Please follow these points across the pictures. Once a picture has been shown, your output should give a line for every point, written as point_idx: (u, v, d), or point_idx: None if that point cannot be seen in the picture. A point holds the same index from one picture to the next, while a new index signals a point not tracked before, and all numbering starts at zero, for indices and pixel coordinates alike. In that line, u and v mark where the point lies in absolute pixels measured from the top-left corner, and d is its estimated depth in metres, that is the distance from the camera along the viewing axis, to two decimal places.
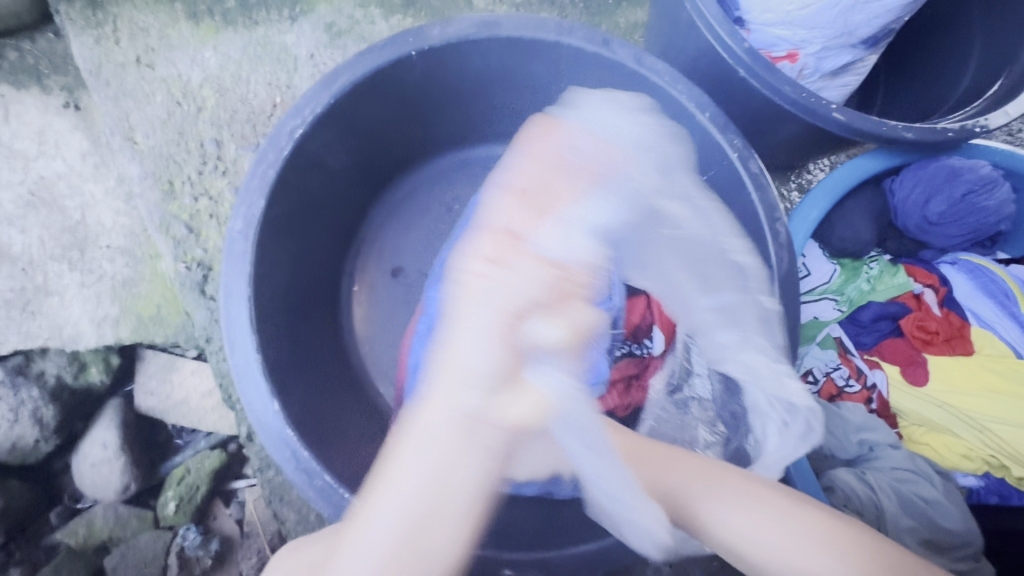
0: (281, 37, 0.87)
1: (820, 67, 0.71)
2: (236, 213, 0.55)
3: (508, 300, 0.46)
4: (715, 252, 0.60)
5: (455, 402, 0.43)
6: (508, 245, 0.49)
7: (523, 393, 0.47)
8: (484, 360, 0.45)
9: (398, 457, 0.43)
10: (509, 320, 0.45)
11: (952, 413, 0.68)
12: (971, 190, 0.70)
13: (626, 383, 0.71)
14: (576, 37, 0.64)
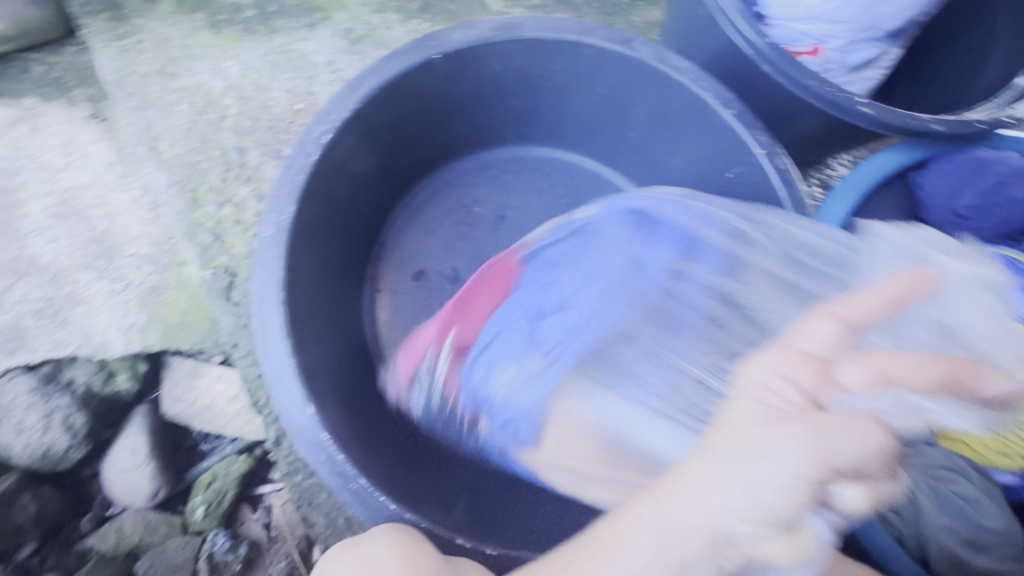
0: (300, 44, 0.88)
1: (844, 61, 0.70)
2: (267, 219, 0.56)
3: (838, 458, 0.35)
4: (1001, 376, 0.44)
5: (708, 519, 0.35)
6: (821, 373, 0.40)
7: (799, 540, 0.36)
8: (776, 498, 0.34)
9: (627, 537, 0.38)
10: (817, 482, 0.34)
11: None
12: (1001, 182, 0.69)
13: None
14: (597, 37, 0.64)
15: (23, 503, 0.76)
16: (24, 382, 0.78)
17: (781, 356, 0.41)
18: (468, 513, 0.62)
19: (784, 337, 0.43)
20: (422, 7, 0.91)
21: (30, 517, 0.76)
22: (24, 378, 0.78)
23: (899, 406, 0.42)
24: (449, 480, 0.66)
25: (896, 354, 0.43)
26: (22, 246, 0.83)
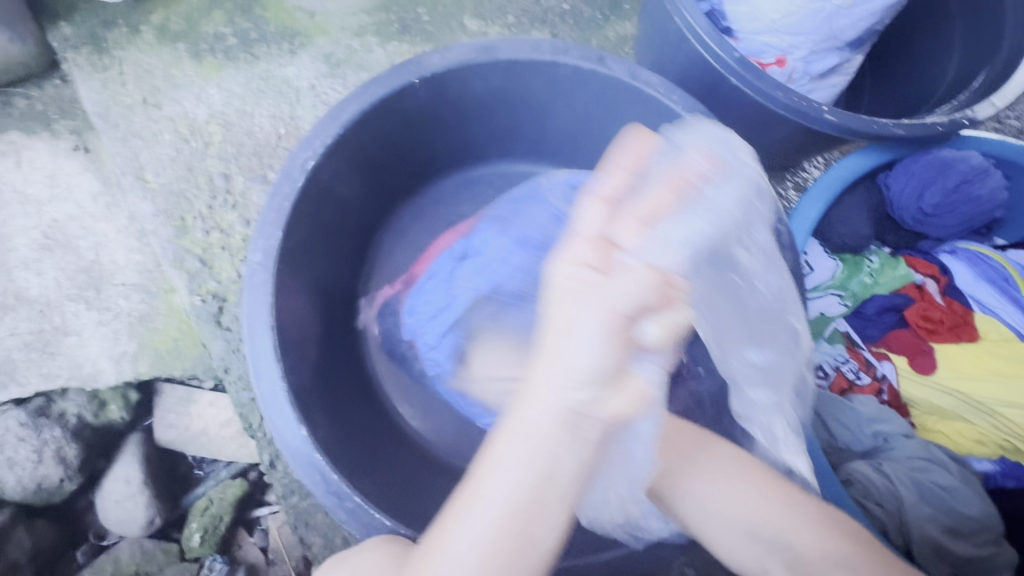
0: (282, 70, 0.89)
1: (808, 70, 0.73)
2: (254, 245, 0.57)
3: (619, 304, 0.39)
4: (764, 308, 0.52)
5: (556, 394, 0.40)
6: (606, 254, 0.39)
7: (631, 390, 0.41)
8: (591, 361, 0.39)
9: (502, 447, 0.42)
10: (615, 326, 0.39)
11: (963, 398, 0.69)
12: (964, 180, 0.72)
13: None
14: (571, 56, 0.67)
15: (18, 538, 0.76)
16: (14, 417, 0.77)
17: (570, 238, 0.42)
18: None
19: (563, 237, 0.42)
20: (401, 30, 0.94)
21: (26, 552, 0.76)
22: (12, 413, 0.78)
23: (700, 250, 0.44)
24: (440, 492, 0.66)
25: (655, 195, 0.40)
26: (10, 280, 0.83)
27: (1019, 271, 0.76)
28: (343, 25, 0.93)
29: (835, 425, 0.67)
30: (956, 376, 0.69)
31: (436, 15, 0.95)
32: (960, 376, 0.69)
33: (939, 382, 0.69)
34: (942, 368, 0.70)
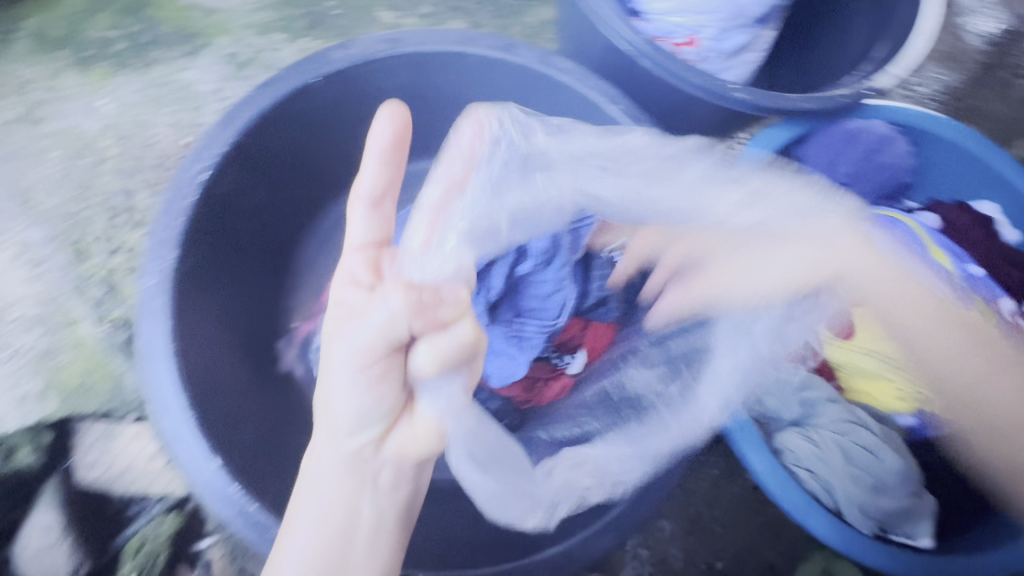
0: (181, 75, 0.83)
1: (721, 48, 0.73)
2: (147, 269, 0.52)
3: (365, 340, 0.45)
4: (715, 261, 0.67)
5: (336, 447, 0.48)
6: (375, 260, 0.52)
7: (413, 424, 0.50)
8: (353, 406, 0.47)
9: (298, 500, 0.48)
10: (366, 363, 0.46)
11: (881, 360, 0.72)
12: (869, 149, 0.76)
13: (535, 382, 0.71)
14: (481, 45, 0.65)
15: None
16: None
17: (339, 275, 0.52)
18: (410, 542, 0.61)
19: (347, 238, 0.54)
20: (309, 24, 0.89)
21: None
22: None
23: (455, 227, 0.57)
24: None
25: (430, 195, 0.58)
26: None
27: (927, 232, 0.79)
28: (245, 22, 0.87)
29: (766, 398, 0.69)
30: (876, 341, 0.72)
31: (347, 7, 0.91)
32: (879, 339, 0.72)
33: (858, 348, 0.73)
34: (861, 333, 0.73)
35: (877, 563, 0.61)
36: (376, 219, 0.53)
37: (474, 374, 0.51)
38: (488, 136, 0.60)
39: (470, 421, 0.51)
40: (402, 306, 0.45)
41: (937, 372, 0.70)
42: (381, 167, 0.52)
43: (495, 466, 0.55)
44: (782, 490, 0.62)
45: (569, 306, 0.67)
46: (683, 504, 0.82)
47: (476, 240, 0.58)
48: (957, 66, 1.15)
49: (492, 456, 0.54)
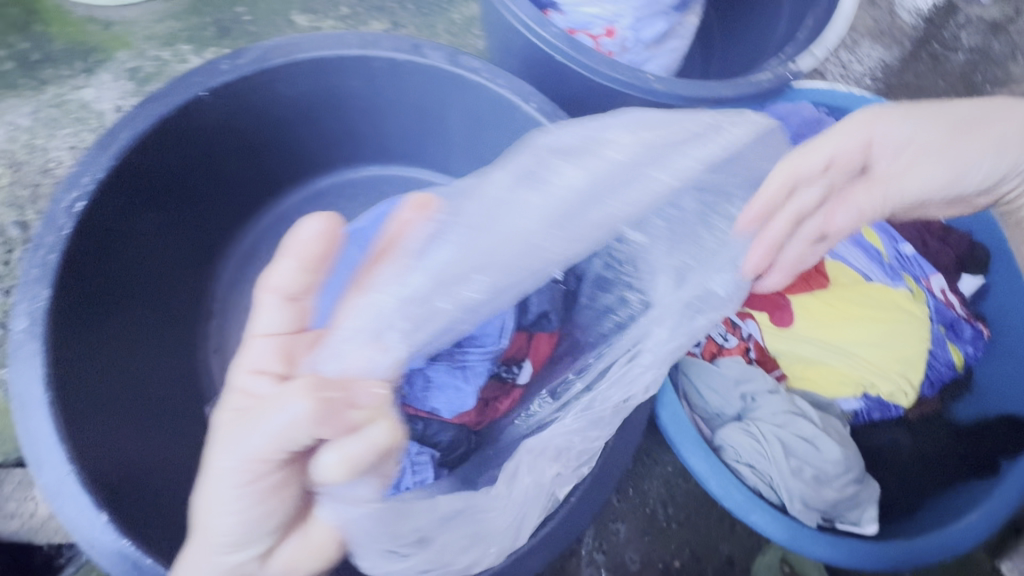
0: (78, 93, 0.78)
1: (640, 38, 0.71)
2: (16, 311, 0.48)
3: (258, 446, 0.36)
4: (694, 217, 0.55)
5: (212, 562, 0.39)
6: (288, 349, 0.43)
7: (308, 535, 0.41)
8: (235, 522, 0.38)
9: None
10: (253, 476, 0.37)
11: (820, 344, 0.72)
12: (798, 133, 0.73)
13: (484, 404, 0.61)
14: (383, 48, 0.61)
15: None
16: None
17: (246, 359, 0.43)
18: None
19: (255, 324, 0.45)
20: (217, 32, 0.84)
21: None
22: None
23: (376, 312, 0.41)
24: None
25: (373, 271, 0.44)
26: None
27: None
28: (147, 34, 0.82)
29: (705, 393, 0.68)
30: (814, 324, 0.72)
31: (258, 13, 0.86)
32: (816, 322, 0.72)
33: (800, 333, 0.72)
34: (801, 318, 0.72)
35: (819, 554, 0.61)
36: (289, 309, 0.44)
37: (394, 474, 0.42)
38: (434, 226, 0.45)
39: (378, 519, 0.41)
40: (300, 414, 0.36)
41: (866, 354, 0.71)
42: (299, 271, 0.43)
43: (420, 547, 0.44)
44: (722, 488, 0.61)
45: (508, 326, 0.60)
46: (637, 505, 0.80)
47: (419, 319, 0.43)
48: (891, 42, 1.15)
49: (410, 525, 0.43)
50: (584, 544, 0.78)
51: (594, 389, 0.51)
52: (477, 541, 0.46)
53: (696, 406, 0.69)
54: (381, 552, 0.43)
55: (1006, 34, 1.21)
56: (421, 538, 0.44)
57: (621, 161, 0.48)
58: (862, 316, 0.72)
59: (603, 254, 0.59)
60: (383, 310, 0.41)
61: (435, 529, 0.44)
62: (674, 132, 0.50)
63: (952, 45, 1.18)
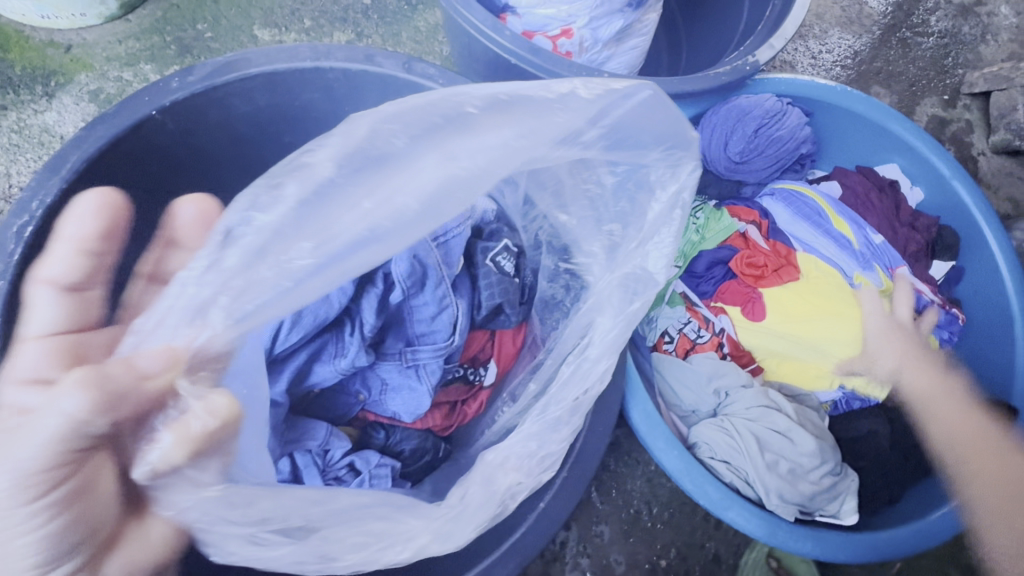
0: (40, 117, 0.78)
1: (598, 37, 0.71)
2: None
3: (39, 458, 0.31)
4: (618, 206, 0.54)
5: None
6: (64, 349, 0.41)
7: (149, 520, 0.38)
8: (38, 538, 0.32)
9: None
10: (41, 485, 0.32)
11: (792, 339, 0.71)
12: (761, 125, 0.73)
13: (453, 406, 0.63)
14: (336, 58, 0.60)
15: None
16: None
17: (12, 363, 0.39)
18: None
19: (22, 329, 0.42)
20: (179, 51, 0.84)
21: None
22: None
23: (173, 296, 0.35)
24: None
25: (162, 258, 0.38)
26: None
27: (831, 204, 0.78)
28: (108, 55, 0.82)
29: (679, 390, 0.68)
30: (786, 320, 0.71)
31: (219, 29, 0.86)
32: (786, 318, 0.71)
33: (772, 329, 0.71)
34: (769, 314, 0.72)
35: (798, 549, 0.60)
36: (67, 306, 0.42)
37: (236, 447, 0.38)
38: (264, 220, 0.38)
39: (226, 502, 0.37)
40: (80, 408, 0.31)
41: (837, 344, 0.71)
42: (72, 259, 0.41)
43: (295, 536, 0.40)
44: (695, 486, 0.60)
45: (461, 324, 0.58)
46: (620, 507, 0.80)
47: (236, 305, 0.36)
48: (860, 30, 1.15)
49: (276, 511, 0.39)
50: (568, 549, 0.78)
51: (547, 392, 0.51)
52: (382, 541, 0.42)
53: (671, 403, 0.69)
54: (236, 537, 0.38)
55: (976, 17, 1.21)
56: (289, 527, 0.40)
57: (498, 136, 0.44)
58: (830, 305, 0.72)
59: (551, 254, 0.61)
60: (186, 290, 0.35)
61: (324, 521, 0.41)
62: (543, 99, 0.46)
63: (922, 30, 1.18)
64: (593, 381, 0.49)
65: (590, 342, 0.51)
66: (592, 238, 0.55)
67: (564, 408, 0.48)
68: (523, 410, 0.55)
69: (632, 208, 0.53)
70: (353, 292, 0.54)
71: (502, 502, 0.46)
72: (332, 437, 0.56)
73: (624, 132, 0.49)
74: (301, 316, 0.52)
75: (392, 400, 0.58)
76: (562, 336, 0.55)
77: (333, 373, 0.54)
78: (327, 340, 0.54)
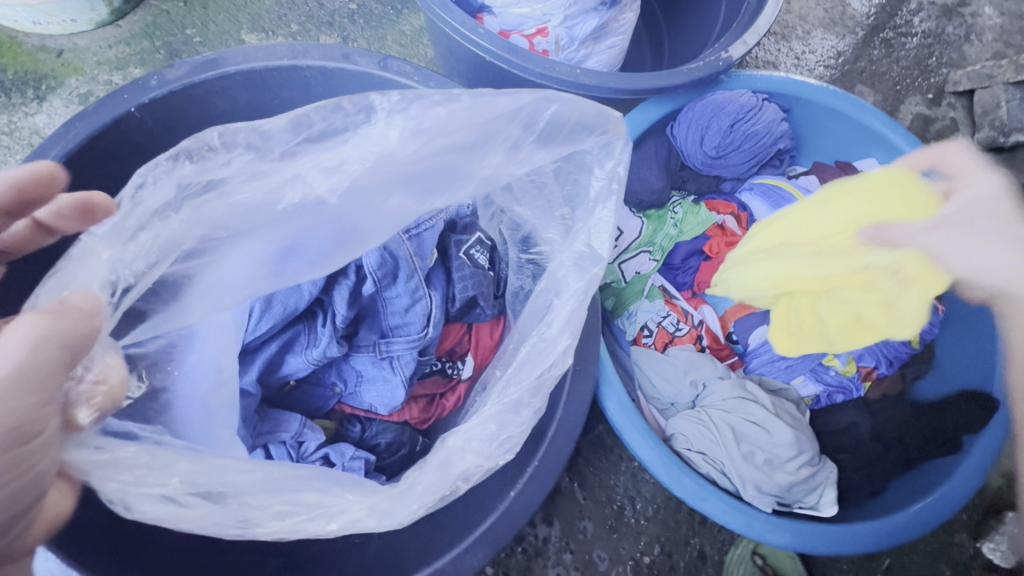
0: (30, 119, 0.80)
1: (574, 36, 0.72)
2: None
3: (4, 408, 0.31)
4: (570, 192, 0.58)
5: None
6: None
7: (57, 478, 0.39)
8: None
9: None
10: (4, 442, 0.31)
11: (790, 258, 0.66)
12: (736, 120, 0.74)
13: (430, 399, 0.63)
14: (312, 57, 0.62)
15: None
16: None
17: None
18: None
19: None
20: (168, 54, 0.86)
21: None
22: None
23: (88, 264, 0.41)
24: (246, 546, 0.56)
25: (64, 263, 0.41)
26: None
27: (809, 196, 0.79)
28: (98, 59, 0.84)
29: (659, 383, 0.68)
30: (780, 241, 0.67)
31: (207, 33, 0.88)
32: (783, 237, 0.67)
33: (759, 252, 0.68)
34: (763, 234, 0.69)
35: (777, 542, 0.59)
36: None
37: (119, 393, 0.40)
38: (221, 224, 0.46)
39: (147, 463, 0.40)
40: (51, 334, 0.33)
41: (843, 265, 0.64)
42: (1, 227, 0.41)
43: (214, 502, 0.42)
44: (671, 478, 0.60)
45: (434, 316, 0.57)
46: (603, 503, 0.79)
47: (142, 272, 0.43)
48: (844, 31, 1.16)
49: (207, 476, 0.42)
50: (550, 544, 0.77)
51: (507, 374, 0.53)
52: (312, 513, 0.44)
53: (649, 395, 0.69)
54: (151, 498, 0.40)
55: (959, 17, 1.22)
56: (209, 491, 0.42)
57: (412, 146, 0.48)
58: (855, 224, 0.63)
59: (512, 245, 0.63)
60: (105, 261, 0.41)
61: (247, 487, 0.43)
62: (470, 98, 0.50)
63: (906, 30, 1.19)
64: (540, 365, 0.51)
65: (549, 325, 0.53)
66: (550, 223, 0.60)
67: (526, 390, 0.50)
68: (487, 392, 0.57)
69: (574, 189, 0.58)
70: (324, 283, 0.54)
71: (454, 483, 0.47)
72: (306, 429, 0.56)
73: (553, 126, 0.53)
74: (269, 305, 0.53)
75: (366, 393, 0.58)
76: (522, 318, 0.57)
77: (305, 364, 0.54)
78: (300, 331, 0.55)
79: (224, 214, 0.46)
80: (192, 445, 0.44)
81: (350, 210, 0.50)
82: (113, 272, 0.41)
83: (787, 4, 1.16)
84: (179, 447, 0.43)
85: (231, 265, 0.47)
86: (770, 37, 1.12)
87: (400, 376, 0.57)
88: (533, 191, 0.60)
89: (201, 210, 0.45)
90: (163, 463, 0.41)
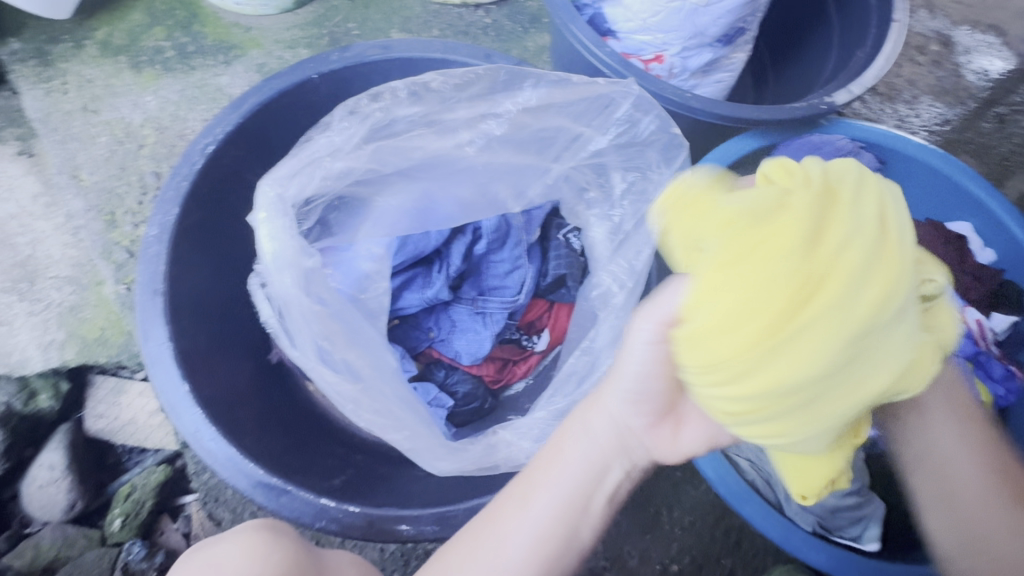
0: (216, 79, 0.97)
1: (687, 65, 0.80)
2: (152, 221, 0.60)
3: None
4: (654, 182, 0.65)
5: None
6: None
7: (290, 311, 0.53)
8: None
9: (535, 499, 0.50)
10: None
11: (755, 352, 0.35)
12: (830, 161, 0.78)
13: (504, 363, 0.70)
14: (462, 54, 0.70)
15: None
16: None
17: None
18: (347, 481, 0.63)
19: None
20: (330, 42, 1.01)
21: None
22: None
23: (284, 176, 0.56)
24: (325, 455, 0.67)
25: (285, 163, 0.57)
26: None
27: None
28: (276, 38, 1.01)
29: None
30: (826, 334, 0.34)
31: (365, 28, 1.03)
32: (831, 321, 0.34)
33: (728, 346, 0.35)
34: (718, 410, 0.38)
35: (813, 561, 0.60)
36: None
37: (315, 263, 0.55)
38: (414, 166, 0.64)
39: (324, 323, 0.54)
40: None
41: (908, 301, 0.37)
42: None
43: (351, 375, 0.55)
44: (718, 475, 0.63)
45: (527, 285, 0.68)
46: (641, 503, 0.82)
47: (288, 182, 0.56)
48: (954, 100, 1.16)
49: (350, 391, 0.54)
50: None
51: (586, 346, 0.61)
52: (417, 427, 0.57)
53: None
54: (316, 351, 0.54)
55: None
56: (351, 363, 0.55)
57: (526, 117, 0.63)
58: (769, 334, 0.34)
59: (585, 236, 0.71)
60: (290, 177, 0.56)
61: (371, 374, 0.56)
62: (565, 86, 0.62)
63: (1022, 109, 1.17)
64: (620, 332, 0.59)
65: (615, 300, 0.62)
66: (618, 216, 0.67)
67: None
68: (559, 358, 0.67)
69: (644, 181, 0.65)
70: (448, 236, 0.66)
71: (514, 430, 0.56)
72: (404, 358, 0.65)
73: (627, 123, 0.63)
74: (405, 243, 0.64)
75: (456, 340, 0.67)
76: (586, 291, 0.66)
77: (418, 302, 0.66)
78: (419, 273, 0.66)
79: (392, 158, 0.62)
80: (354, 322, 0.57)
81: (481, 165, 0.65)
82: (276, 177, 0.55)
83: (898, 67, 1.17)
84: (344, 319, 0.56)
85: (406, 194, 0.64)
86: (874, 96, 1.14)
87: (489, 334, 0.67)
88: (604, 190, 0.68)
89: (366, 141, 0.60)
90: (331, 330, 0.55)
